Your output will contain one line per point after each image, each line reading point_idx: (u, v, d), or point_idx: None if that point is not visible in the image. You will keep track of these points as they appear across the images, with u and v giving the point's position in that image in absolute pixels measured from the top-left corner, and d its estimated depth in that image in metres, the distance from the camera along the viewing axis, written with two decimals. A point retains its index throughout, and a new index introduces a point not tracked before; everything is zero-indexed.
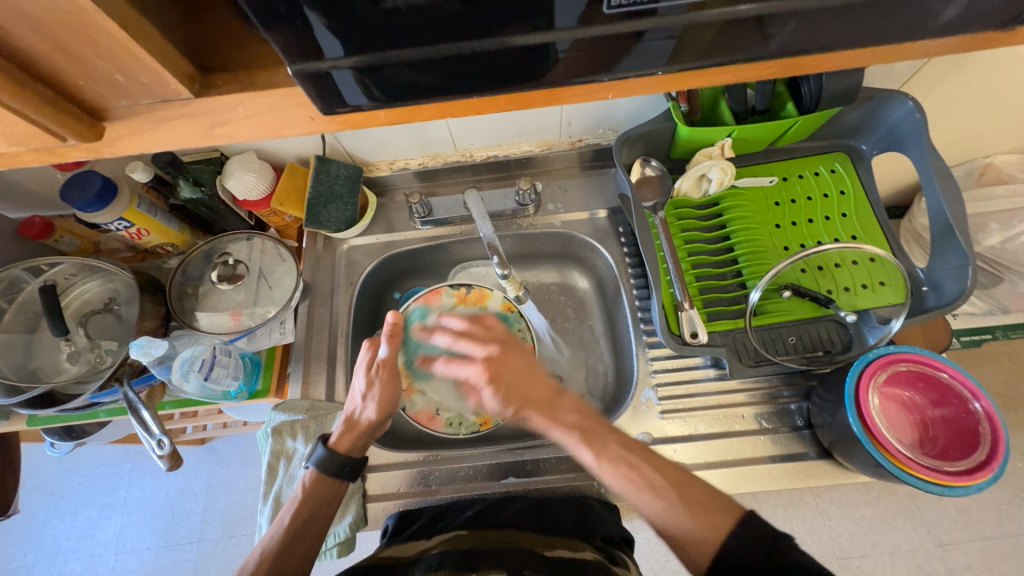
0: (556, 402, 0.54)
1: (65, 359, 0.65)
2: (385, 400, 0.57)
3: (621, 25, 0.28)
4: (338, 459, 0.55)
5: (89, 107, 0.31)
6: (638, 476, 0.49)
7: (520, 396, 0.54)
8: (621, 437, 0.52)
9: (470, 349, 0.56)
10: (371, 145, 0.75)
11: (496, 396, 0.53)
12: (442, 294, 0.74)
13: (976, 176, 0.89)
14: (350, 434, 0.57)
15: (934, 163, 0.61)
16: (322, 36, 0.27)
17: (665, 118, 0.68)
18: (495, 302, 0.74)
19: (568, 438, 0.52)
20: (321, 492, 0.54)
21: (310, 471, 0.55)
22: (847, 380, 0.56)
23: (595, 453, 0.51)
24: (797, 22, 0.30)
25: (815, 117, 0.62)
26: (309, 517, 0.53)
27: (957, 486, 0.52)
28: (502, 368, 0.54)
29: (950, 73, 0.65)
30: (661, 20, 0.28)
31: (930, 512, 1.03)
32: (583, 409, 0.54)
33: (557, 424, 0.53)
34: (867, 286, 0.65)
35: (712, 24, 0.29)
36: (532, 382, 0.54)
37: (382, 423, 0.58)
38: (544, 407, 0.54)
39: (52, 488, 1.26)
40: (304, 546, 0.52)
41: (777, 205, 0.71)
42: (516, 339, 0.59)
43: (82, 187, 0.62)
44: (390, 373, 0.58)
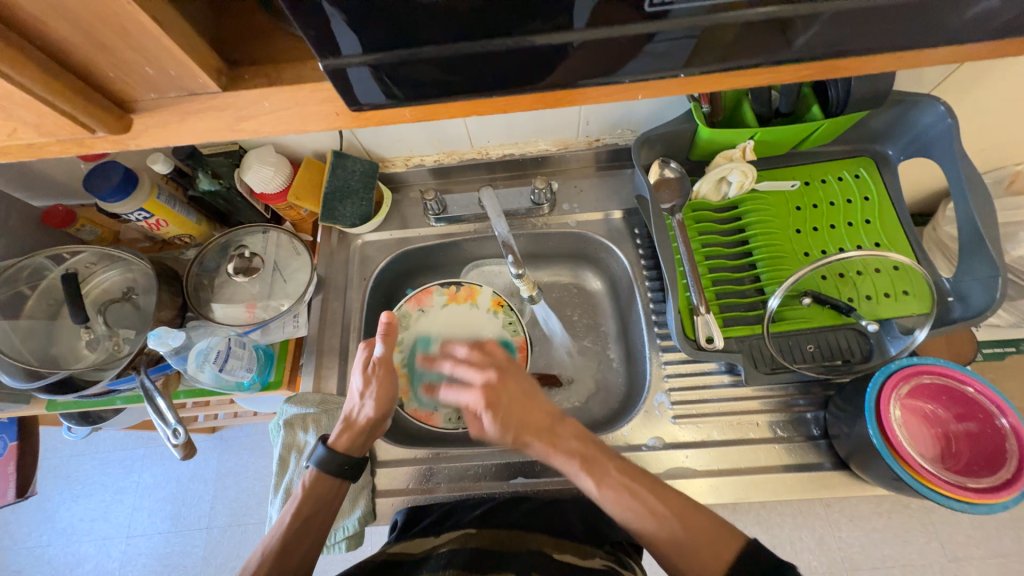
0: (556, 429, 0.55)
1: (84, 346, 0.66)
2: (381, 399, 0.57)
3: (652, 24, 0.28)
4: (337, 458, 0.55)
5: (117, 99, 0.31)
6: (638, 503, 0.49)
7: (517, 421, 0.55)
8: (623, 465, 0.52)
9: (467, 374, 0.57)
10: (388, 141, 0.75)
11: (495, 422, 0.55)
12: (433, 294, 0.75)
13: (1006, 184, 0.86)
14: (347, 433, 0.57)
15: (966, 170, 0.59)
16: (340, 34, 0.26)
17: (686, 119, 0.67)
18: (485, 299, 0.75)
19: (569, 465, 0.53)
20: (320, 492, 0.55)
21: (310, 470, 0.56)
22: (868, 391, 0.55)
23: (595, 482, 0.51)
24: (831, 24, 0.29)
25: (842, 120, 0.60)
26: (317, 513, 0.54)
27: (980, 503, 0.50)
28: (500, 394, 0.55)
29: (985, 78, 0.63)
30: (698, 18, 0.28)
31: (945, 527, 1.01)
32: (580, 433, 0.55)
33: (557, 450, 0.54)
34: (889, 295, 0.64)
35: (742, 25, 0.28)
36: (529, 408, 0.55)
37: (380, 422, 0.58)
38: (545, 434, 0.54)
39: (67, 471, 1.29)
40: (310, 541, 0.53)
41: (798, 210, 0.69)
42: (514, 364, 0.59)
43: (104, 177, 0.62)
44: (385, 372, 0.58)
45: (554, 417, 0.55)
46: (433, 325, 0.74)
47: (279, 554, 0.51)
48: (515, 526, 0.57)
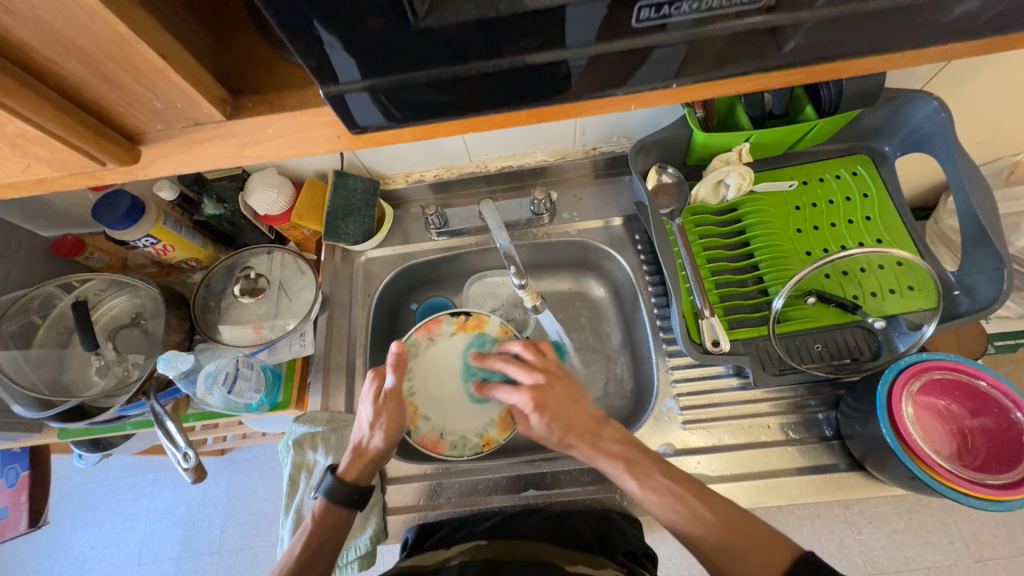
0: (599, 431, 0.55)
1: (95, 373, 0.67)
2: (389, 430, 0.57)
3: (641, 39, 0.28)
4: (346, 488, 0.55)
5: (125, 132, 0.32)
6: (683, 507, 0.49)
7: (566, 422, 0.56)
8: (666, 468, 0.53)
9: (521, 375, 0.59)
10: (387, 158, 0.76)
11: (543, 422, 0.56)
12: (442, 322, 0.71)
13: (1005, 175, 0.86)
14: (357, 463, 0.57)
15: (964, 164, 0.59)
16: (339, 60, 0.27)
17: (681, 125, 0.67)
18: (494, 328, 0.71)
19: (612, 467, 0.54)
20: (329, 522, 0.54)
21: (319, 500, 0.56)
22: (879, 389, 0.54)
23: (639, 483, 0.52)
24: (815, 31, 0.29)
25: (835, 119, 0.61)
26: (328, 537, 0.54)
27: (1000, 500, 0.49)
28: (547, 397, 0.57)
29: (977, 72, 0.64)
30: (686, 29, 0.28)
31: (967, 526, 0.99)
32: (627, 440, 0.55)
33: (600, 452, 0.54)
34: (894, 291, 0.63)
35: (727, 35, 0.29)
36: (577, 413, 0.56)
37: (388, 452, 0.58)
38: (589, 436, 0.55)
39: (78, 498, 1.29)
40: (315, 573, 0.52)
41: (798, 209, 0.69)
42: (565, 370, 0.60)
43: (112, 207, 0.64)
44: (395, 403, 0.58)
45: (602, 421, 0.56)
46: (443, 356, 0.70)
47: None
48: (526, 535, 0.56)
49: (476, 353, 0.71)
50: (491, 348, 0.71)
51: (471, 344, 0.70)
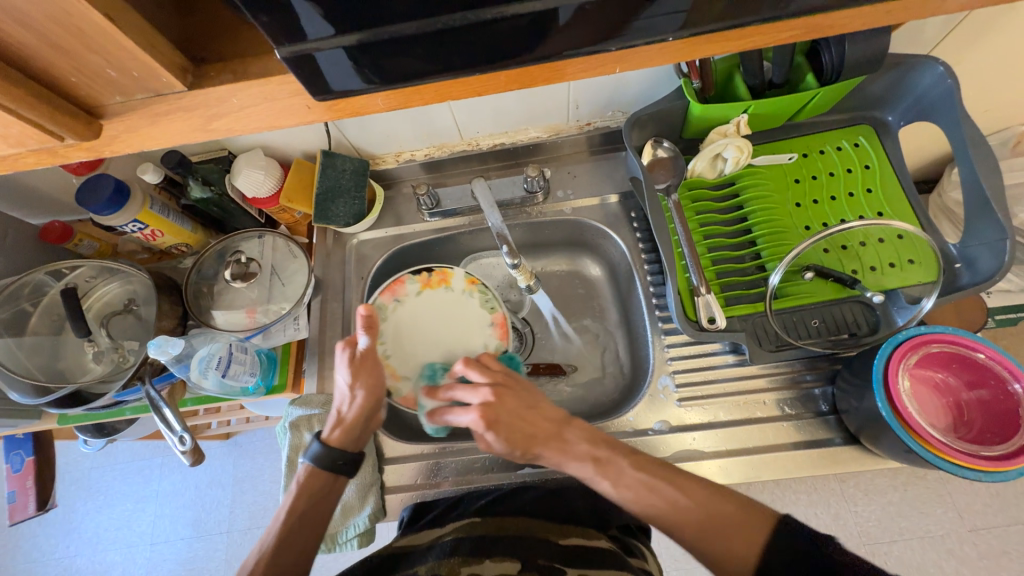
0: (562, 434, 0.53)
1: (90, 360, 0.67)
2: (370, 390, 0.57)
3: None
4: (332, 453, 0.56)
5: (86, 105, 0.31)
6: (659, 498, 0.48)
7: (521, 436, 0.53)
8: (636, 459, 0.51)
9: (466, 396, 0.54)
10: (376, 137, 0.75)
11: (500, 440, 0.52)
12: (406, 282, 0.72)
13: (1013, 145, 0.84)
14: (340, 429, 0.57)
15: (968, 131, 0.57)
16: (301, 19, 0.26)
17: (677, 97, 0.65)
18: (459, 281, 0.73)
19: (583, 470, 0.52)
20: (318, 484, 0.55)
21: (305, 465, 0.56)
22: (875, 363, 0.54)
23: (611, 482, 0.50)
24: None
25: (837, 87, 0.59)
26: (313, 508, 0.54)
27: (995, 472, 0.49)
28: (499, 411, 0.53)
29: (986, 34, 0.61)
30: None
31: (962, 497, 1.00)
32: (593, 437, 0.53)
33: (568, 457, 0.52)
34: (894, 264, 0.62)
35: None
36: (534, 421, 0.53)
37: (373, 411, 0.58)
38: (553, 442, 0.53)
39: (89, 483, 1.32)
40: (305, 537, 0.53)
41: (797, 182, 0.68)
42: (515, 378, 0.56)
43: (94, 191, 0.63)
44: (372, 362, 0.57)
45: (561, 424, 0.54)
46: (411, 315, 0.71)
47: (278, 549, 0.52)
48: (522, 512, 0.57)
49: (444, 308, 0.72)
50: (459, 301, 0.72)
51: (438, 300, 0.72)
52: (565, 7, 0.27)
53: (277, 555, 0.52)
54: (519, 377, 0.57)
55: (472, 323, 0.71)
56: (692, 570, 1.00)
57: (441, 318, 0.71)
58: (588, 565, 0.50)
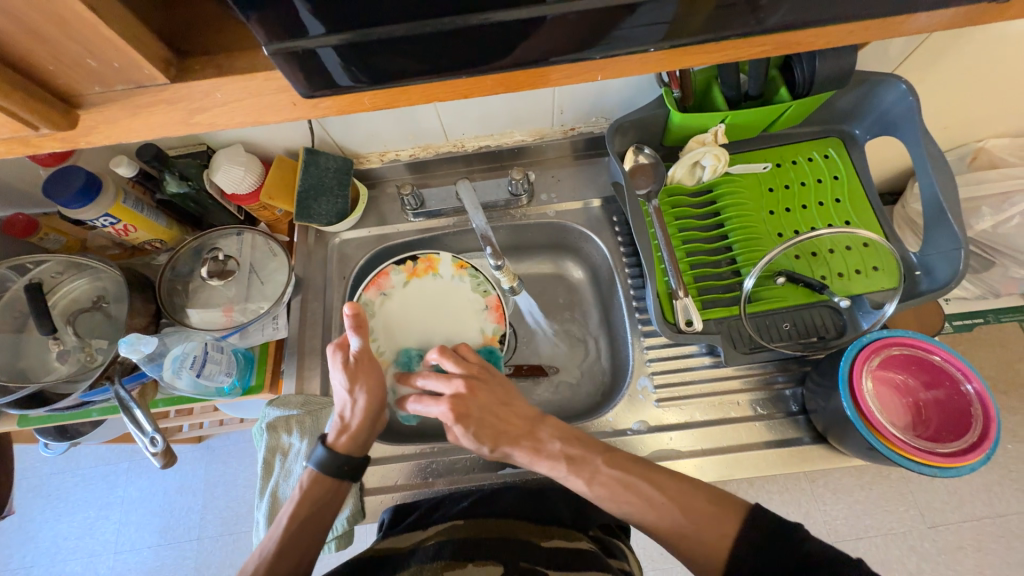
0: (535, 432, 0.56)
1: (54, 359, 0.64)
2: (371, 391, 0.57)
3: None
4: (338, 459, 0.55)
5: (62, 94, 0.30)
6: (634, 494, 0.51)
7: (497, 433, 0.56)
8: (611, 457, 0.54)
9: (439, 385, 0.59)
10: (361, 136, 0.74)
11: (470, 435, 0.55)
12: (390, 274, 0.74)
13: (970, 161, 0.90)
14: (346, 434, 0.57)
15: (927, 146, 0.61)
16: (296, 16, 0.26)
17: (658, 106, 0.67)
18: (447, 266, 0.75)
19: (553, 470, 0.54)
20: (308, 486, 0.55)
21: (308, 471, 0.56)
22: (841, 365, 0.56)
23: (586, 479, 0.53)
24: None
25: (809, 101, 0.61)
26: (321, 512, 0.54)
27: (949, 467, 0.52)
28: (470, 404, 0.57)
29: (945, 57, 0.65)
30: None
31: (923, 495, 1.05)
32: (567, 436, 0.56)
33: (541, 455, 0.55)
34: (860, 271, 0.65)
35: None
36: (507, 416, 0.57)
37: (378, 412, 0.58)
38: (525, 440, 0.56)
39: (48, 490, 1.26)
40: (308, 542, 0.53)
41: (771, 191, 0.70)
42: (489, 372, 0.61)
43: (65, 183, 0.60)
44: (368, 363, 0.58)
45: (534, 420, 0.57)
46: (401, 308, 0.73)
47: (279, 555, 0.51)
48: (504, 515, 0.57)
49: (434, 294, 0.74)
50: (449, 286, 0.74)
51: (426, 287, 0.74)
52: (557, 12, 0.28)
53: (278, 559, 0.51)
54: (492, 372, 0.61)
55: (466, 308, 0.73)
56: (669, 569, 1.02)
57: (432, 304, 0.73)
58: (570, 566, 0.50)
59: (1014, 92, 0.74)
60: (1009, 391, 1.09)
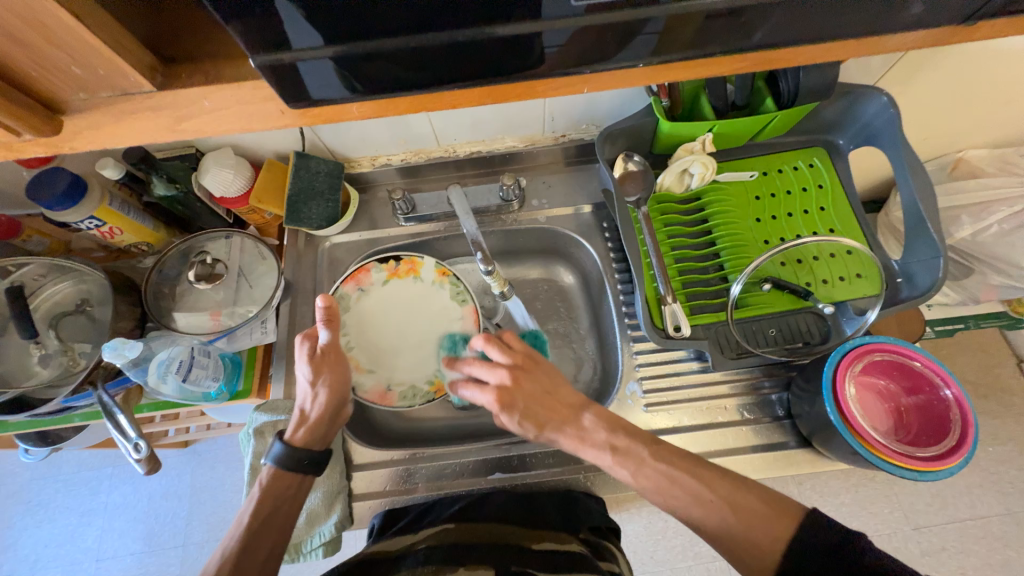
0: (579, 419, 0.54)
1: (35, 363, 0.63)
2: (335, 387, 0.57)
3: (608, 13, 0.28)
4: (298, 453, 0.54)
5: (46, 100, 0.30)
6: (680, 491, 0.48)
7: (542, 419, 0.54)
8: (658, 450, 0.51)
9: (483, 372, 0.57)
10: (353, 141, 0.74)
11: (515, 421, 0.54)
12: (371, 272, 0.73)
13: (949, 170, 0.92)
14: (304, 427, 0.56)
15: (908, 157, 0.62)
16: (295, 27, 0.26)
17: (647, 114, 0.68)
18: (429, 271, 0.73)
19: (601, 459, 0.52)
20: (282, 487, 0.54)
21: (268, 468, 0.55)
22: (825, 371, 0.57)
23: (632, 470, 0.50)
24: (785, 13, 0.30)
25: (793, 112, 0.63)
26: (277, 510, 0.53)
27: (928, 471, 0.53)
28: (515, 395, 0.54)
29: (926, 71, 0.67)
30: (649, 8, 0.28)
31: (908, 498, 1.06)
32: (611, 424, 0.53)
33: (586, 444, 0.53)
34: (843, 278, 0.67)
35: (701, 13, 0.29)
36: (552, 404, 0.55)
37: (339, 407, 0.58)
38: (569, 427, 0.54)
39: (28, 496, 1.23)
40: (272, 541, 0.51)
41: (757, 199, 0.72)
42: (535, 361, 0.58)
43: (48, 185, 0.59)
44: (333, 359, 0.58)
45: (578, 408, 0.55)
46: (377, 305, 0.72)
47: (242, 552, 0.50)
48: (494, 518, 0.57)
49: (411, 298, 0.73)
50: (428, 291, 0.73)
51: (405, 289, 0.73)
52: (553, 28, 0.29)
53: (242, 557, 0.49)
54: (539, 360, 0.58)
55: (443, 316, 0.72)
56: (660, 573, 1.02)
57: (409, 307, 0.73)
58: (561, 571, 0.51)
59: (991, 106, 0.76)
60: (989, 396, 1.12)
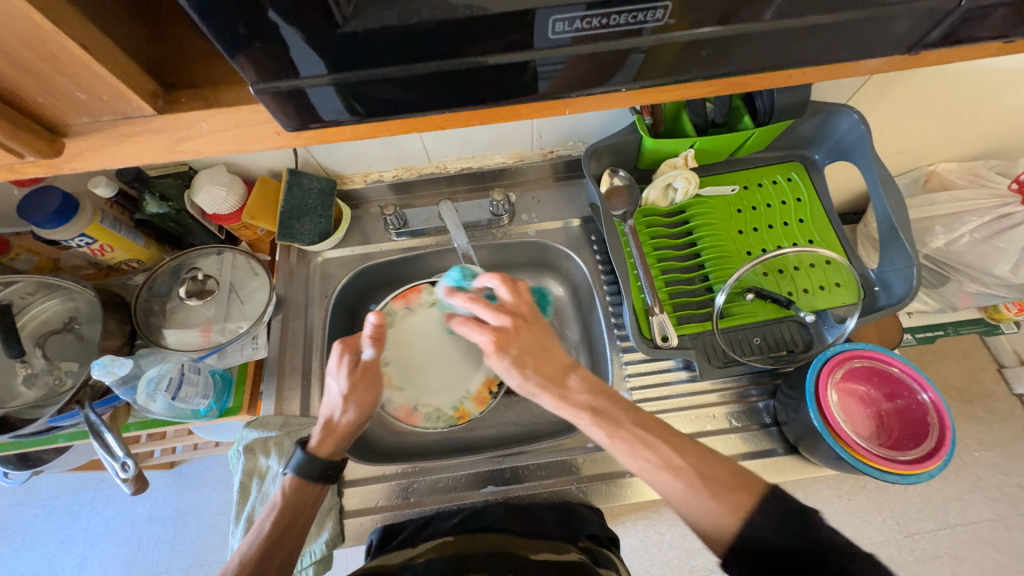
0: (564, 379, 0.52)
1: (20, 383, 0.62)
2: (364, 406, 0.57)
3: (588, 45, 0.30)
4: (319, 464, 0.54)
5: (48, 124, 0.31)
6: (652, 454, 0.47)
7: (531, 369, 0.52)
8: (636, 416, 0.50)
9: (485, 314, 0.54)
10: (345, 158, 0.75)
11: (502, 365, 0.52)
12: (421, 292, 0.74)
13: (922, 183, 0.97)
14: (329, 440, 0.55)
15: (879, 171, 0.65)
16: (299, 57, 0.28)
17: (632, 131, 0.71)
18: None
19: (578, 418, 0.50)
20: (304, 496, 0.54)
21: (288, 477, 0.54)
22: (807, 378, 0.59)
23: (606, 432, 0.49)
24: (754, 45, 0.32)
25: (769, 129, 0.65)
26: (295, 524, 0.52)
27: (909, 474, 0.54)
28: (511, 340, 0.52)
29: (894, 91, 0.70)
30: (629, 39, 0.30)
31: (898, 505, 1.07)
32: (596, 389, 0.51)
33: (567, 403, 0.51)
34: (824, 287, 0.69)
35: (675, 44, 0.31)
36: (545, 358, 0.52)
37: (361, 426, 0.58)
38: (553, 383, 0.51)
39: (5, 523, 1.19)
40: (287, 550, 0.51)
41: (739, 212, 0.74)
42: (536, 315, 0.55)
43: (40, 203, 0.60)
44: (369, 380, 0.57)
45: (567, 367, 0.52)
46: (417, 325, 0.73)
47: (260, 560, 0.49)
48: (491, 529, 0.57)
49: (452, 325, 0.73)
50: None
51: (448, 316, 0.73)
52: (540, 58, 0.31)
53: (264, 562, 0.49)
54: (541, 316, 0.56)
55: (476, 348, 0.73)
56: None
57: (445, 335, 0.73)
58: None
59: (957, 123, 0.80)
60: (973, 402, 1.14)
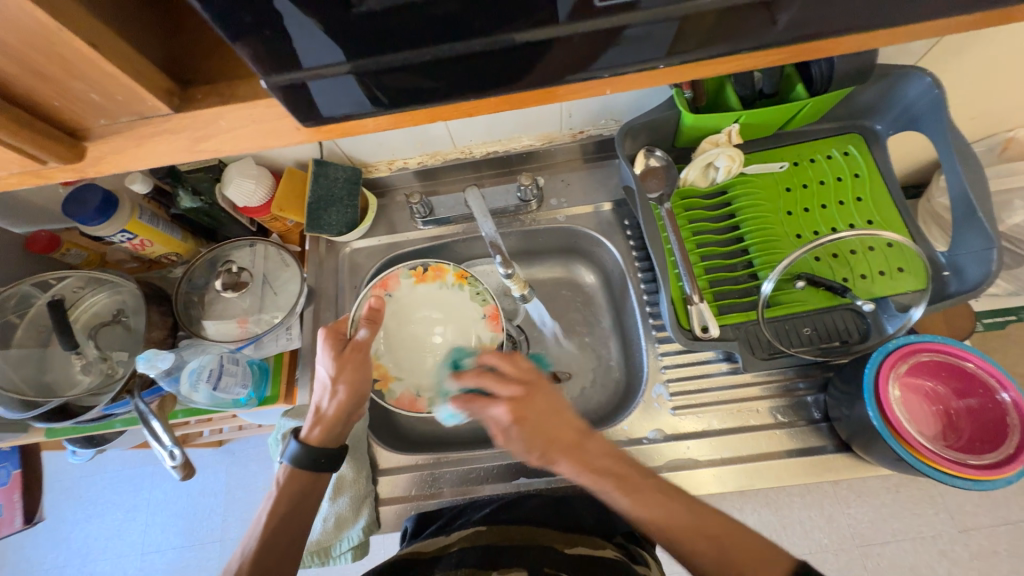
0: (585, 443, 0.49)
1: (78, 372, 0.66)
2: (353, 386, 0.55)
3: (621, 15, 0.27)
4: (312, 453, 0.53)
5: (70, 128, 0.31)
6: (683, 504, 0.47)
7: (547, 439, 0.49)
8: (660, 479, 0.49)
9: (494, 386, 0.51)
10: (369, 146, 0.74)
11: (524, 438, 0.49)
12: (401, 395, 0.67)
13: (999, 152, 0.85)
14: (317, 427, 0.54)
15: (954, 142, 0.58)
16: (311, 44, 0.26)
17: (669, 107, 0.65)
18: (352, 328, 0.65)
19: (601, 483, 0.48)
20: (297, 486, 0.53)
21: (283, 467, 0.54)
22: (867, 371, 0.54)
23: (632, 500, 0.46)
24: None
25: (828, 97, 0.59)
26: (294, 512, 0.52)
27: (983, 480, 0.50)
28: (527, 408, 0.50)
29: (972, 48, 0.62)
30: (665, 7, 0.27)
31: (954, 499, 1.01)
32: (613, 452, 0.50)
33: (587, 469, 0.48)
34: (884, 272, 0.63)
35: (717, 10, 0.27)
36: (558, 424, 0.50)
37: (355, 409, 0.55)
38: (571, 448, 0.49)
39: (79, 492, 1.30)
40: (290, 537, 0.51)
41: (788, 191, 0.68)
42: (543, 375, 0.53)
43: (83, 202, 0.62)
44: (359, 356, 0.56)
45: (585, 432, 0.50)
46: (417, 369, 0.69)
47: (261, 555, 0.50)
48: (522, 522, 0.55)
49: (394, 348, 0.70)
50: (390, 331, 0.71)
51: (398, 346, 0.70)
52: (570, 31, 0.27)
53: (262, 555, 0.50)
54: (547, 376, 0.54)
55: (400, 311, 0.72)
56: None
57: (414, 336, 0.71)
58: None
59: None
60: None
